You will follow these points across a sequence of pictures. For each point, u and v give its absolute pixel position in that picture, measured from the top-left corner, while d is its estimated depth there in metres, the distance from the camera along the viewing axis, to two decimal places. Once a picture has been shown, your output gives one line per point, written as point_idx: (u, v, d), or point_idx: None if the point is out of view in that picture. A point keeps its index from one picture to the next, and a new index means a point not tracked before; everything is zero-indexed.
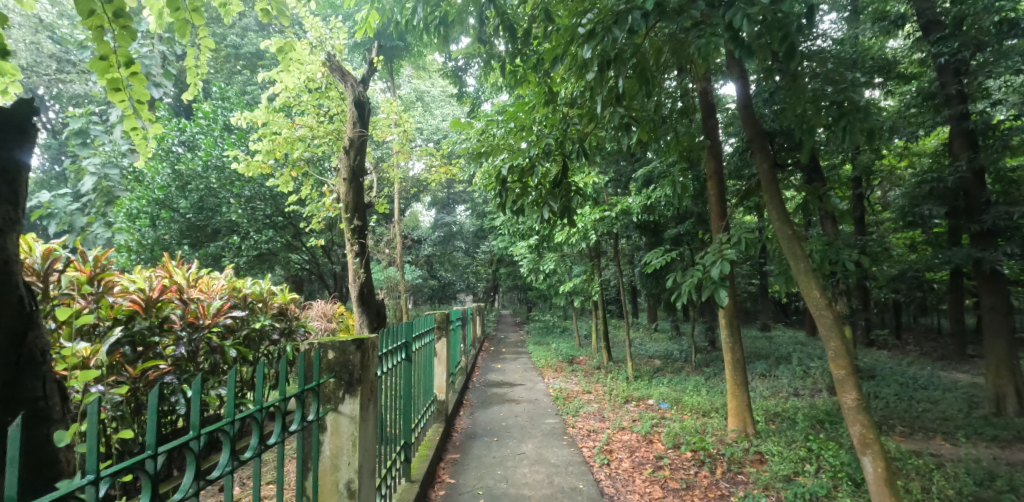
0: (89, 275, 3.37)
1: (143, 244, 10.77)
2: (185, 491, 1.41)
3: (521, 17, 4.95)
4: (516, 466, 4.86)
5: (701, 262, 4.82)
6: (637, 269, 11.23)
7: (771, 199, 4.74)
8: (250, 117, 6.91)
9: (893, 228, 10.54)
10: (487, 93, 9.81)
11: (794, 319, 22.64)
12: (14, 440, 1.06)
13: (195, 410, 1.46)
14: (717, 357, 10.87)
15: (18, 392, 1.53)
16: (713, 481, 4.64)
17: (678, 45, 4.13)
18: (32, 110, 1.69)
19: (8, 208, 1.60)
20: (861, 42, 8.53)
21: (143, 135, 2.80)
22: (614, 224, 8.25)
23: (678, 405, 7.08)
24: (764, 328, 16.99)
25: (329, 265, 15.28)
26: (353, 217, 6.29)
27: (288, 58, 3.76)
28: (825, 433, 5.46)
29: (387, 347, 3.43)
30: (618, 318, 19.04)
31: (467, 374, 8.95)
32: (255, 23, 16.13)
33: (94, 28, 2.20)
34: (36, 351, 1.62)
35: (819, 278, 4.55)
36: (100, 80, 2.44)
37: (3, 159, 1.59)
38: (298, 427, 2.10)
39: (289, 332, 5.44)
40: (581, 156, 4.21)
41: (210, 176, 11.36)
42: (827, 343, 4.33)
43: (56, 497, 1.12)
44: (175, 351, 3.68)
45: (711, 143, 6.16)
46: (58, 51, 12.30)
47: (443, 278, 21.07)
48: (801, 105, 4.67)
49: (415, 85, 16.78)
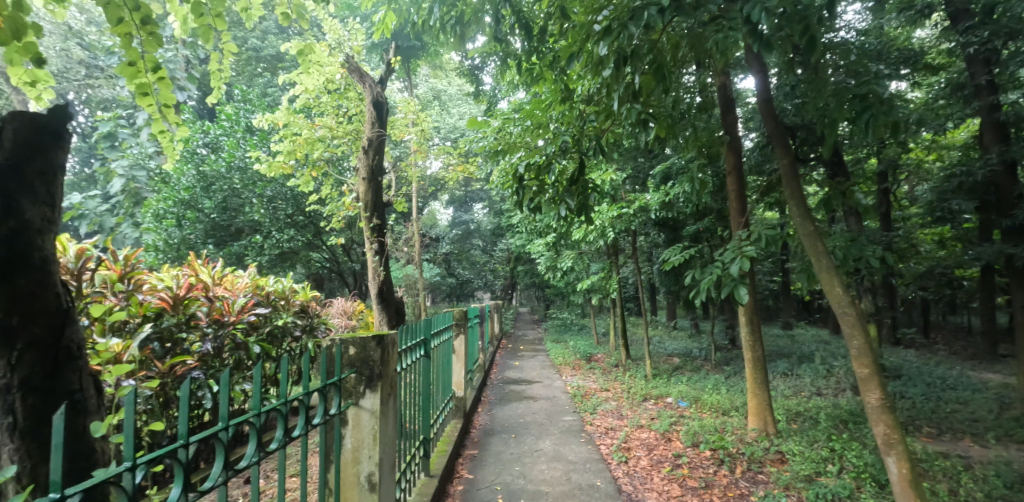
0: (120, 273, 3.51)
1: (171, 243, 11.03)
2: (215, 479, 1.45)
3: (536, 15, 5.03)
4: (534, 462, 4.90)
5: (720, 259, 4.77)
6: (655, 267, 11.14)
7: (793, 194, 4.70)
8: (272, 119, 7.05)
9: (921, 223, 10.27)
10: (504, 92, 9.83)
11: (817, 317, 22.23)
12: (59, 427, 1.07)
13: (223, 402, 1.51)
14: (737, 355, 10.73)
15: (57, 384, 1.62)
16: (732, 480, 4.60)
17: (696, 39, 4.09)
18: (67, 117, 1.77)
19: (46, 210, 1.68)
20: (886, 32, 8.25)
21: (170, 138, 2.88)
22: (632, 221, 8.23)
23: (696, 404, 7.02)
24: (784, 326, 16.72)
25: (350, 264, 15.48)
26: (372, 216, 6.36)
27: (308, 60, 3.83)
28: (848, 433, 5.36)
29: (405, 343, 3.44)
30: (637, 316, 18.94)
31: (486, 372, 9.00)
32: (276, 26, 16.39)
33: (123, 35, 2.29)
34: (73, 346, 1.69)
35: (842, 275, 4.48)
36: (129, 85, 2.52)
37: (43, 164, 1.68)
38: (321, 420, 2.13)
39: (311, 329, 5.58)
40: (598, 152, 4.19)
41: (233, 177, 11.63)
42: (850, 341, 4.28)
43: (95, 483, 1.15)
44: (201, 347, 3.80)
45: (731, 138, 6.06)
46: (87, 57, 12.68)
47: (460, 277, 21.21)
48: (824, 98, 4.59)
49: (432, 84, 16.89)
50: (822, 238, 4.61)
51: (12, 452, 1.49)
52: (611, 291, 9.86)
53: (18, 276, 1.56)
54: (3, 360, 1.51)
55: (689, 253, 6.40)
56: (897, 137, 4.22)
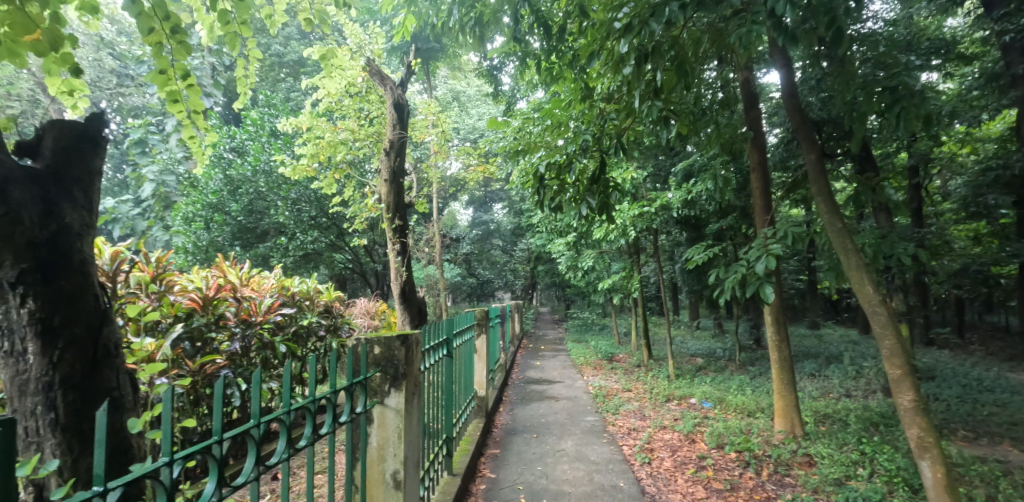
0: (153, 274, 3.62)
1: (199, 246, 11.33)
2: (248, 475, 1.49)
3: (555, 15, 5.04)
4: (556, 463, 4.89)
5: (745, 257, 4.68)
6: (677, 266, 11.02)
7: (820, 190, 4.62)
8: (296, 124, 7.21)
9: (955, 219, 9.95)
10: (524, 92, 9.82)
11: (846, 317, 21.67)
12: (103, 422, 1.09)
13: (255, 400, 1.54)
14: (763, 356, 10.53)
15: (97, 382, 1.67)
16: (759, 483, 4.52)
17: (717, 34, 4.03)
18: (103, 123, 1.85)
19: (85, 214, 1.74)
20: (916, 22, 7.95)
21: (199, 143, 2.96)
22: (654, 220, 8.16)
23: (721, 405, 6.93)
24: (811, 326, 16.35)
25: (372, 265, 15.66)
26: (394, 217, 6.41)
27: (330, 65, 3.89)
28: (879, 435, 5.21)
29: (428, 343, 3.47)
30: (659, 315, 18.76)
31: (507, 372, 9.03)
32: (298, 32, 16.66)
33: (154, 44, 2.37)
34: (111, 346, 1.75)
35: (872, 273, 4.36)
36: (160, 93, 2.60)
37: (82, 170, 1.74)
38: (348, 418, 2.16)
39: (334, 329, 5.68)
40: (619, 151, 4.14)
41: (259, 180, 11.87)
42: (881, 341, 4.19)
43: (136, 478, 1.18)
44: (230, 346, 3.89)
45: (754, 134, 5.94)
46: (118, 66, 13.10)
47: (481, 277, 21.28)
48: (851, 92, 4.48)
49: (451, 85, 16.96)
50: (851, 235, 4.51)
51: (54, 447, 1.56)
52: (633, 291, 9.76)
53: (59, 278, 1.62)
54: (46, 359, 1.58)
55: (712, 252, 6.31)
56: (929, 130, 4.10)
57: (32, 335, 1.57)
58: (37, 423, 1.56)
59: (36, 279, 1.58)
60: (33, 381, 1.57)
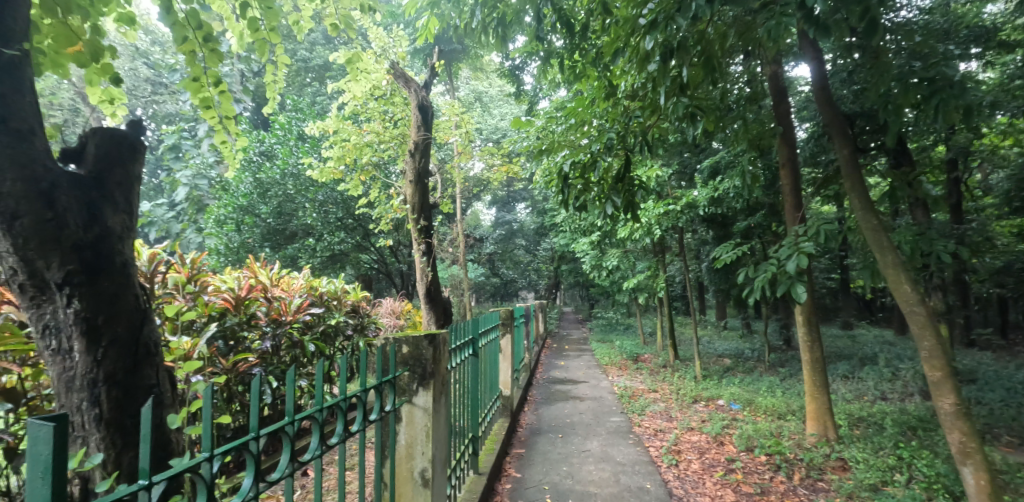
0: (188, 275, 3.73)
1: (231, 247, 11.54)
2: (283, 471, 1.52)
3: (578, 12, 5.01)
4: (582, 463, 4.86)
5: (776, 255, 4.57)
6: (703, 265, 10.85)
7: (854, 186, 4.49)
8: (323, 127, 7.38)
9: (997, 214, 9.53)
10: (546, 91, 9.79)
11: (881, 316, 20.99)
12: (148, 419, 1.12)
13: (289, 397, 1.57)
14: (794, 357, 10.29)
15: (138, 379, 1.73)
16: (790, 487, 4.42)
17: (745, 28, 3.93)
18: (141, 131, 1.92)
19: (125, 218, 1.80)
20: (954, 9, 7.54)
21: (231, 148, 3.03)
22: (679, 218, 8.05)
23: (750, 406, 6.80)
24: (844, 326, 15.89)
25: (397, 265, 15.84)
26: (419, 218, 6.46)
27: (355, 68, 3.94)
28: (917, 440, 5.03)
29: (455, 342, 3.51)
30: (685, 315, 18.51)
31: (531, 371, 9.02)
32: (323, 37, 16.94)
33: (188, 53, 2.46)
34: (151, 345, 1.81)
35: (910, 272, 4.22)
36: (194, 99, 2.69)
37: (122, 174, 1.82)
38: (378, 416, 2.19)
39: (361, 327, 5.77)
40: (644, 149, 4.08)
41: (287, 183, 12.12)
42: (919, 343, 4.07)
43: (178, 472, 1.22)
44: (261, 345, 3.99)
45: (784, 129, 5.79)
46: (153, 75, 13.54)
47: (504, 276, 21.37)
48: (885, 84, 4.35)
49: (473, 86, 17.02)
50: (887, 232, 4.38)
51: (98, 441, 1.62)
52: (658, 290, 9.63)
53: (102, 280, 1.68)
54: (91, 357, 1.64)
55: (741, 250, 6.18)
56: (970, 122, 3.96)
57: (78, 334, 1.63)
58: (82, 419, 1.62)
59: (81, 281, 1.64)
60: (79, 378, 1.63)
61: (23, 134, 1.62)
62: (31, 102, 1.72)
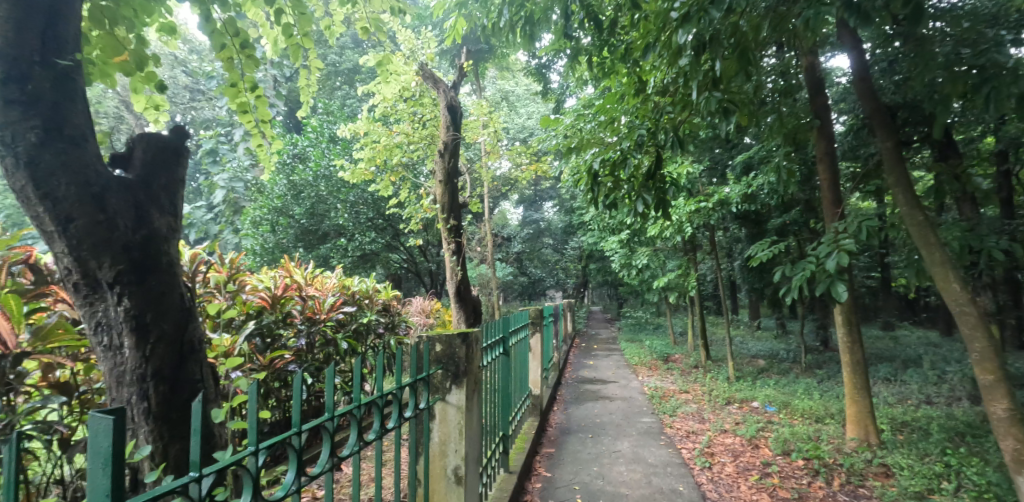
0: (228, 275, 3.85)
1: (266, 247, 11.90)
2: (323, 465, 1.55)
3: (606, 9, 4.98)
4: (612, 464, 4.82)
5: (814, 253, 4.43)
6: (736, 263, 10.61)
7: (898, 180, 4.32)
8: (354, 129, 7.54)
9: None
10: (574, 89, 9.73)
11: (924, 317, 20.14)
12: (198, 413, 1.16)
13: (329, 393, 1.60)
14: (832, 358, 9.96)
15: (183, 374, 1.79)
16: (829, 493, 4.29)
17: (779, 19, 3.82)
18: (185, 136, 1.99)
19: (170, 220, 1.87)
20: None
21: (267, 151, 3.11)
22: (711, 215, 7.90)
23: (786, 409, 6.61)
24: (886, 327, 15.31)
25: (426, 264, 16.02)
26: (448, 217, 6.49)
27: (386, 70, 3.99)
28: (967, 447, 4.80)
29: (485, 341, 3.53)
30: (717, 315, 18.16)
31: (560, 371, 9.01)
32: (353, 40, 17.26)
33: (226, 60, 2.55)
34: (195, 341, 1.87)
35: (960, 270, 4.04)
36: (232, 104, 2.77)
37: (168, 178, 1.89)
38: (412, 413, 2.22)
39: (392, 326, 5.85)
40: (676, 145, 4.00)
41: (319, 184, 12.35)
42: (969, 344, 3.93)
43: (227, 464, 1.25)
44: (296, 343, 4.09)
45: (821, 123, 5.60)
46: (191, 82, 14.04)
47: (532, 275, 21.44)
48: (931, 73, 4.20)
49: (500, 85, 17.09)
50: (934, 228, 4.20)
51: (147, 434, 1.68)
52: (690, 290, 9.48)
53: (150, 279, 1.74)
54: (140, 353, 1.70)
55: (777, 248, 6.02)
56: None
57: (129, 331, 1.70)
58: (132, 412, 1.68)
59: (131, 280, 1.70)
60: (129, 373, 1.70)
61: (75, 140, 1.70)
62: (84, 110, 1.79)
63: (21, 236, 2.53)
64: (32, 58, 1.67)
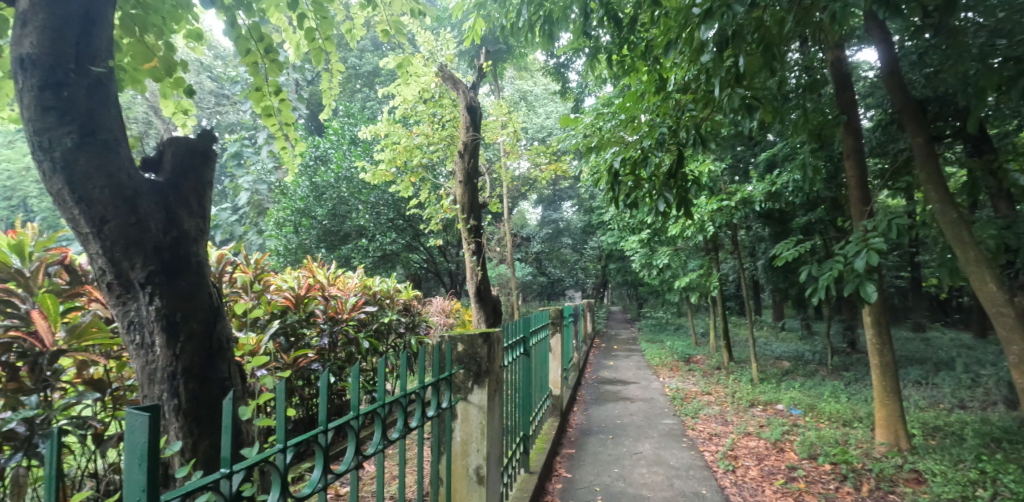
0: (253, 275, 3.92)
1: (290, 248, 12.11)
2: (349, 463, 1.56)
3: (626, 6, 4.93)
4: (633, 466, 4.77)
5: (842, 252, 4.32)
6: (760, 262, 10.42)
7: (930, 175, 4.19)
8: (375, 131, 7.62)
9: None
10: (593, 87, 9.66)
11: (958, 318, 19.48)
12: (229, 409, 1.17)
13: (354, 392, 1.62)
14: (860, 360, 9.71)
15: (211, 372, 1.82)
16: (857, 499, 4.18)
17: (804, 12, 3.74)
18: (212, 139, 2.03)
19: (199, 222, 1.91)
20: None
21: (290, 153, 3.17)
22: (733, 214, 7.77)
23: (812, 412, 6.47)
24: (917, 328, 14.84)
25: (446, 264, 16.10)
26: (469, 217, 6.50)
27: (406, 72, 4.02)
28: (1004, 452, 4.63)
29: (506, 341, 3.53)
30: (740, 315, 17.86)
31: (581, 371, 8.97)
32: (373, 43, 17.45)
33: (251, 64, 2.59)
34: (222, 339, 1.91)
35: (996, 269, 3.91)
36: (257, 108, 2.82)
37: (196, 180, 1.93)
38: (435, 413, 2.23)
39: (413, 326, 5.90)
40: (698, 142, 3.95)
41: (341, 186, 12.51)
42: (1006, 347, 3.81)
43: (256, 461, 1.27)
44: (319, 341, 4.15)
45: (848, 118, 5.46)
46: (217, 87, 14.33)
47: (552, 275, 21.38)
48: (964, 66, 4.16)
49: (519, 86, 17.08)
50: (969, 226, 4.06)
51: (177, 430, 1.73)
52: (712, 289, 9.34)
53: (179, 279, 1.79)
54: (171, 351, 1.75)
55: (802, 247, 5.89)
56: None
57: (159, 329, 1.74)
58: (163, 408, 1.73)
59: (161, 280, 1.75)
60: (160, 370, 1.74)
61: (109, 144, 1.75)
62: (116, 114, 1.85)
63: (57, 238, 2.62)
64: (68, 65, 1.72)
